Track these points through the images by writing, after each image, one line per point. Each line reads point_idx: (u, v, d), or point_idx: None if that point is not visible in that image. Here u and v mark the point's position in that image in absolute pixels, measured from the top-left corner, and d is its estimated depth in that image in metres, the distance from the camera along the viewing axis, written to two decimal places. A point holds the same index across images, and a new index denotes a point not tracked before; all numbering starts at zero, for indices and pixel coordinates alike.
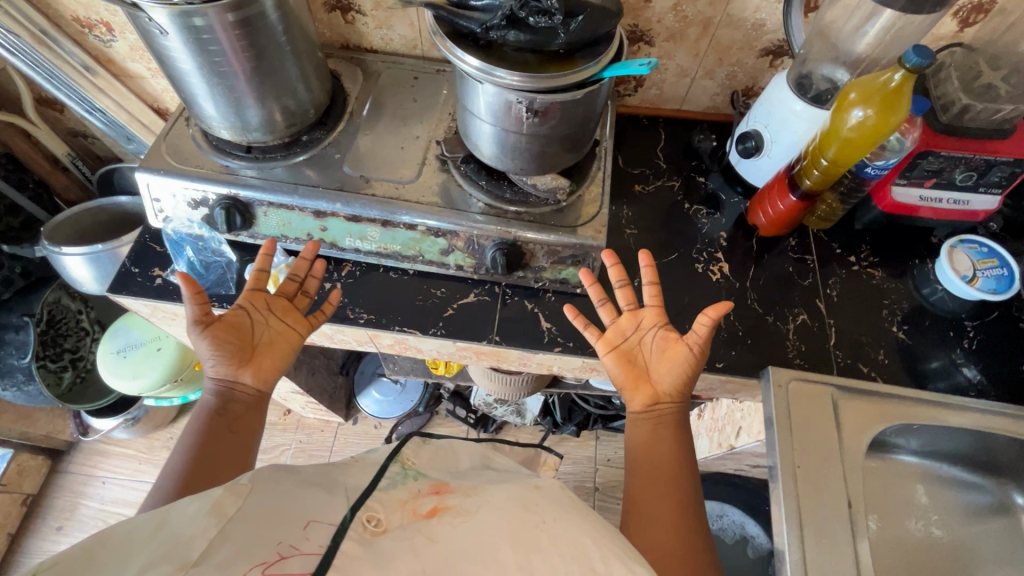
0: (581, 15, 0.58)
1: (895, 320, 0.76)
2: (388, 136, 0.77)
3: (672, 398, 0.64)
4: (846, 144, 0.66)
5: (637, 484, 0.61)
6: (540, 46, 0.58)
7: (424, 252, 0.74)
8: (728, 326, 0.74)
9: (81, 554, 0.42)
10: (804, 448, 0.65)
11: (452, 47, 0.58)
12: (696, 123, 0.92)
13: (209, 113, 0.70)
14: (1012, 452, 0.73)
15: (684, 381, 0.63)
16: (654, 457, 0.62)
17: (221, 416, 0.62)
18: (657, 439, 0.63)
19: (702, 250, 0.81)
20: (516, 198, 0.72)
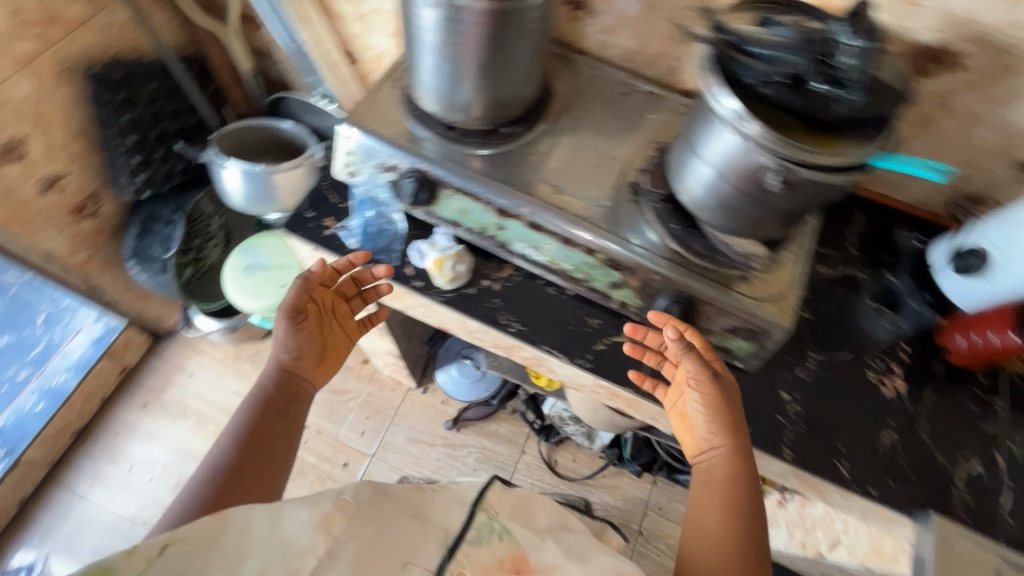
0: (869, 88, 0.52)
1: None
2: (585, 150, 0.74)
3: (714, 450, 0.64)
4: None
5: (689, 531, 0.64)
6: (810, 111, 0.52)
7: (592, 279, 0.70)
8: (890, 451, 0.67)
9: (205, 531, 0.46)
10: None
11: (717, 89, 0.54)
12: (902, 216, 0.83)
13: (427, 85, 0.70)
14: None
15: (715, 431, 0.64)
16: (714, 523, 0.62)
17: (270, 406, 0.67)
18: (711, 505, 0.63)
19: (877, 357, 0.73)
20: (705, 252, 0.67)
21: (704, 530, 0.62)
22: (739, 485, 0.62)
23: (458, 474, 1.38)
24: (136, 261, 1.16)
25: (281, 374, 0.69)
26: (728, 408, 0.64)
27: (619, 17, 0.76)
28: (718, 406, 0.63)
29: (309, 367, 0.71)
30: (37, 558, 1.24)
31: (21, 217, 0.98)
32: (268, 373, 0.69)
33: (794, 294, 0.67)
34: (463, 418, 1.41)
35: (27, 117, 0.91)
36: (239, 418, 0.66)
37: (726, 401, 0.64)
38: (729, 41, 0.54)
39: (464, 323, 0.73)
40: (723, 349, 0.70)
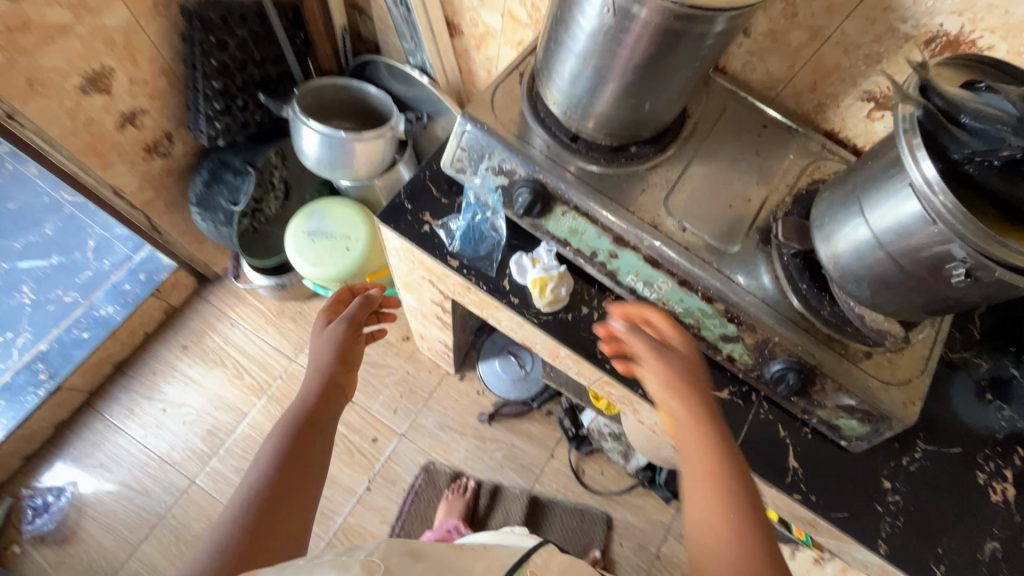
0: None
1: None
2: (716, 184, 0.68)
3: (680, 420, 0.56)
4: None
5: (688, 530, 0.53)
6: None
7: (704, 327, 0.66)
8: (991, 564, 0.62)
9: None
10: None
11: (919, 153, 0.47)
12: None
13: (562, 89, 0.63)
14: None
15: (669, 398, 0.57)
16: (700, 508, 0.52)
17: (307, 420, 0.63)
18: (689, 486, 0.53)
19: (989, 457, 0.68)
20: (832, 320, 0.62)
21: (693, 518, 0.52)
22: (716, 454, 0.53)
23: (485, 468, 1.37)
24: (199, 208, 1.13)
25: (319, 381, 0.68)
26: (687, 372, 0.57)
27: (778, 42, 0.68)
28: (675, 368, 0.57)
29: (346, 374, 0.71)
30: (67, 481, 1.26)
31: (97, 148, 0.95)
32: (304, 386, 0.67)
33: (921, 381, 0.62)
34: (499, 413, 1.39)
35: (117, 47, 0.87)
36: (273, 436, 0.62)
37: (677, 360, 0.58)
38: (939, 106, 0.47)
39: (553, 348, 0.71)
40: (831, 425, 0.65)
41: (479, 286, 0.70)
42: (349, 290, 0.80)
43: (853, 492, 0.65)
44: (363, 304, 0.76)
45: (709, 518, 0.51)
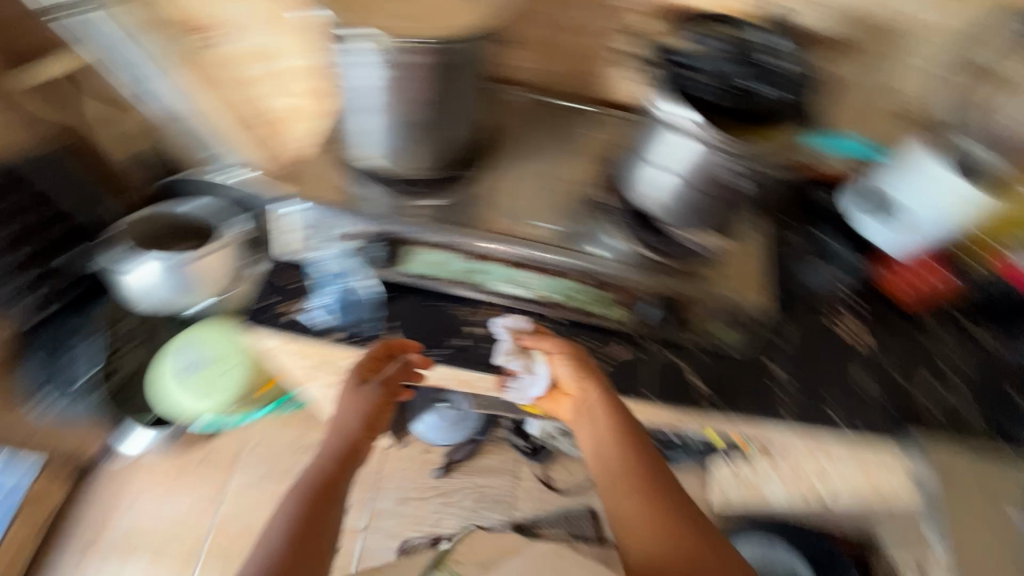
0: (780, 89, 0.61)
1: (1014, 387, 0.78)
2: (537, 176, 0.76)
3: (586, 401, 0.71)
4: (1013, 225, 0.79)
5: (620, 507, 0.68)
6: (743, 112, 0.60)
7: (578, 301, 0.73)
8: (864, 390, 0.75)
9: None
10: (967, 529, 0.73)
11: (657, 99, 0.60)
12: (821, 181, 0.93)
13: (371, 141, 0.68)
14: None
15: (576, 385, 0.71)
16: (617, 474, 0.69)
17: (324, 486, 0.68)
18: (610, 457, 0.69)
19: (826, 307, 0.82)
20: (670, 251, 0.71)
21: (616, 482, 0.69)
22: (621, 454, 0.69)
23: (460, 521, 1.33)
24: (51, 386, 1.07)
25: (341, 447, 0.72)
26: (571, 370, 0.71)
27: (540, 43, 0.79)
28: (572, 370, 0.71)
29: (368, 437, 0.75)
30: None
31: None
32: (328, 450, 0.72)
33: (760, 274, 0.74)
34: (451, 461, 1.37)
35: None
36: (294, 497, 0.67)
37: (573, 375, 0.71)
38: (670, 60, 0.62)
39: (517, 393, 0.75)
40: (711, 336, 0.74)
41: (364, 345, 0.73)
42: (387, 346, 0.72)
43: (746, 381, 0.74)
44: (400, 371, 0.73)
45: (623, 474, 0.68)
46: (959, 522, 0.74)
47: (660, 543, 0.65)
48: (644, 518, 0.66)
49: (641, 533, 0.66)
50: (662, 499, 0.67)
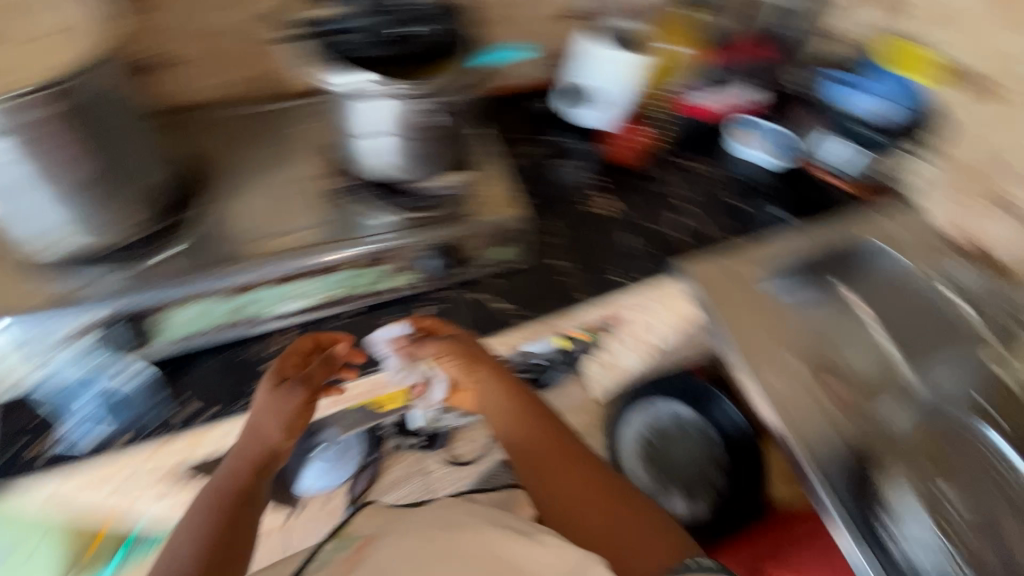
0: (430, 25, 0.65)
1: (725, 191, 0.98)
2: (265, 187, 0.76)
3: (482, 389, 0.75)
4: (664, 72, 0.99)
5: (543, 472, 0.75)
6: (406, 59, 0.63)
7: (361, 286, 0.74)
8: (627, 245, 0.89)
9: None
10: (751, 341, 0.79)
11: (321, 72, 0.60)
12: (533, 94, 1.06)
13: (49, 224, 0.61)
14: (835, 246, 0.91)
15: (467, 378, 0.74)
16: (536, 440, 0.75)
17: (234, 492, 0.64)
18: (523, 430, 0.75)
19: (577, 196, 0.93)
20: (420, 205, 0.75)
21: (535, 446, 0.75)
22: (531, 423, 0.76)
23: None
24: None
25: (259, 453, 0.65)
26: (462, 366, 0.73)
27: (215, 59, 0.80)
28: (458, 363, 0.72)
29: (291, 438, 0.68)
30: None
31: None
32: (242, 456, 0.65)
33: (509, 191, 0.81)
34: None
35: None
36: (204, 512, 0.63)
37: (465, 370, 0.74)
38: (317, 34, 0.63)
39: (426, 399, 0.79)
40: (494, 263, 0.80)
41: (165, 433, 0.65)
42: (315, 339, 0.70)
43: (539, 285, 0.82)
44: (323, 364, 0.68)
45: (543, 437, 0.75)
46: (743, 344, 0.79)
47: (587, 485, 0.73)
48: (568, 471, 0.74)
49: (570, 484, 0.73)
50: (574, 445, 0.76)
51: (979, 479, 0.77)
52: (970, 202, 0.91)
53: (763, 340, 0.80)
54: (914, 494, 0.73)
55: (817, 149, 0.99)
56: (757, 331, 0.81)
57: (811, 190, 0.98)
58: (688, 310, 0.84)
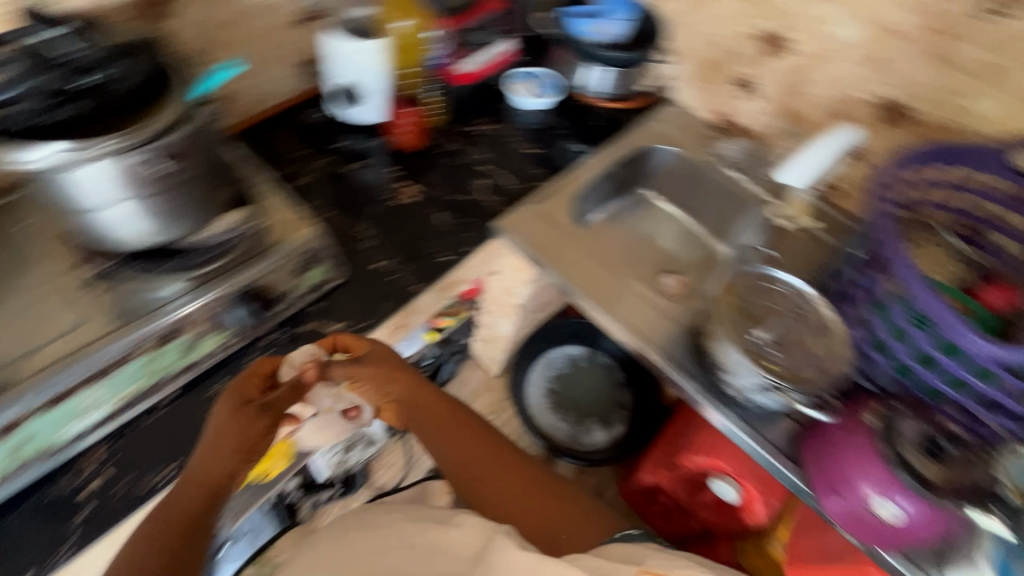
0: (116, 68, 0.58)
1: (522, 145, 1.05)
2: (19, 300, 0.68)
3: (400, 405, 0.81)
4: (409, 49, 0.97)
5: (472, 469, 0.83)
6: (98, 111, 0.56)
7: (168, 366, 0.69)
8: (448, 222, 0.90)
9: None
10: (592, 287, 0.87)
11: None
12: (309, 102, 1.01)
13: None
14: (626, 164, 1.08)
15: (382, 398, 0.79)
16: (462, 446, 0.83)
17: (182, 521, 0.62)
18: (448, 438, 0.83)
19: (384, 191, 0.92)
20: (203, 258, 0.70)
21: (460, 452, 0.83)
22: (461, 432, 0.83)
23: None
24: None
25: (207, 480, 0.63)
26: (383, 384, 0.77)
27: None
28: (372, 383, 0.75)
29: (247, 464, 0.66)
30: None
31: None
32: (189, 484, 0.63)
33: (295, 215, 0.77)
34: None
35: None
36: (142, 546, 0.61)
37: (385, 386, 0.78)
38: None
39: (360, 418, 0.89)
40: (315, 287, 0.78)
41: None
42: (274, 360, 0.70)
43: (373, 292, 0.80)
44: (289, 389, 0.68)
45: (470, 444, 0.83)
46: (593, 293, 0.87)
47: (508, 480, 0.82)
48: (495, 463, 0.83)
49: (496, 481, 0.82)
50: (499, 448, 0.84)
51: (801, 318, 0.77)
52: (707, 87, 1.07)
53: (603, 280, 0.89)
54: (741, 350, 0.72)
55: (586, 82, 1.09)
56: (594, 273, 0.89)
57: (588, 120, 1.10)
58: (527, 266, 0.90)
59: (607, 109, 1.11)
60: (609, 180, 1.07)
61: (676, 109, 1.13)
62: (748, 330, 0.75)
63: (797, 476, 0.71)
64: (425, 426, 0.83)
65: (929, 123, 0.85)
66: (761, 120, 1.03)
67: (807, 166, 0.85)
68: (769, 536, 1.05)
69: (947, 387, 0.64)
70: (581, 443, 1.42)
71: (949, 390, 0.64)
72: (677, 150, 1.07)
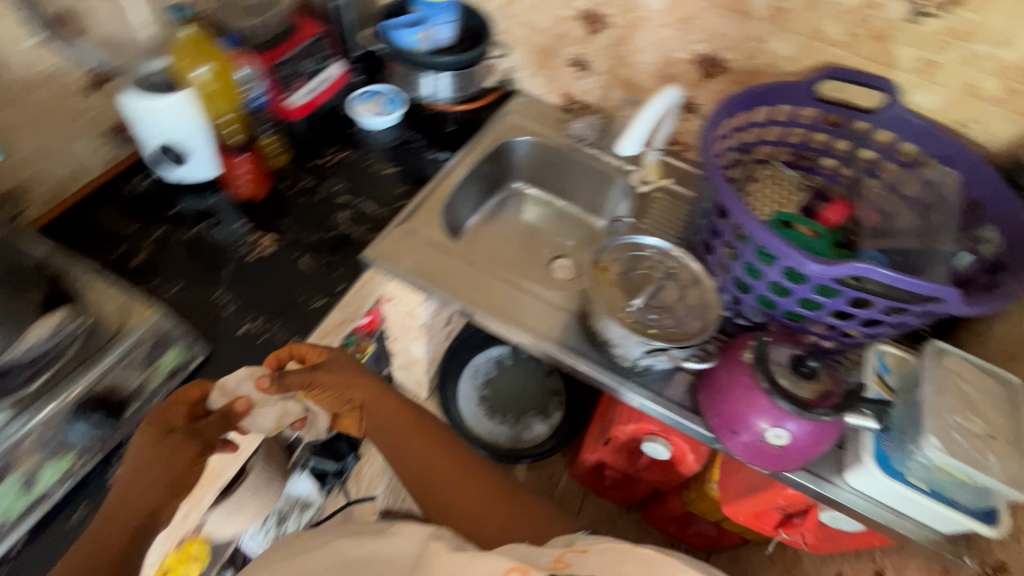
0: None
1: (381, 165, 1.01)
2: None
3: (361, 412, 0.79)
4: (219, 91, 0.86)
5: (435, 482, 0.77)
6: None
7: (5, 512, 0.59)
8: (316, 263, 0.85)
9: None
10: (484, 297, 0.85)
11: None
12: (131, 169, 0.91)
13: None
14: (490, 163, 1.10)
15: (342, 403, 0.77)
16: (427, 454, 0.78)
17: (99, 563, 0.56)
18: (412, 447, 0.78)
19: (238, 246, 0.85)
20: (26, 374, 0.61)
21: (425, 462, 0.77)
22: (427, 442, 0.79)
23: None
24: None
25: (132, 514, 0.59)
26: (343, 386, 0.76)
27: None
28: (332, 386, 0.75)
29: (174, 499, 0.61)
30: None
31: None
32: (114, 519, 0.59)
33: (131, 299, 0.70)
34: None
35: None
36: None
37: (342, 389, 0.76)
38: None
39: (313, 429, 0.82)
40: (173, 371, 0.71)
41: None
42: (201, 385, 0.67)
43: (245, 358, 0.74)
44: (219, 416, 0.65)
45: (436, 454, 0.78)
46: (488, 304, 0.85)
47: (473, 491, 0.76)
48: (457, 476, 0.77)
49: (461, 491, 0.76)
50: (464, 456, 0.80)
51: (687, 285, 0.78)
52: (547, 72, 1.10)
53: (494, 286, 0.87)
54: (624, 325, 0.72)
55: (438, 91, 1.06)
56: (484, 280, 0.87)
57: (443, 127, 1.09)
58: (411, 290, 0.88)
59: (455, 112, 1.10)
60: (478, 181, 1.09)
61: (526, 100, 1.15)
62: (627, 300, 0.75)
63: (700, 426, 0.74)
64: (387, 436, 0.78)
65: (741, 70, 0.92)
66: (603, 95, 1.07)
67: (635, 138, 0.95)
68: (707, 481, 1.08)
69: (803, 310, 0.70)
70: (523, 441, 1.47)
71: (804, 312, 0.71)
72: (530, 138, 1.10)
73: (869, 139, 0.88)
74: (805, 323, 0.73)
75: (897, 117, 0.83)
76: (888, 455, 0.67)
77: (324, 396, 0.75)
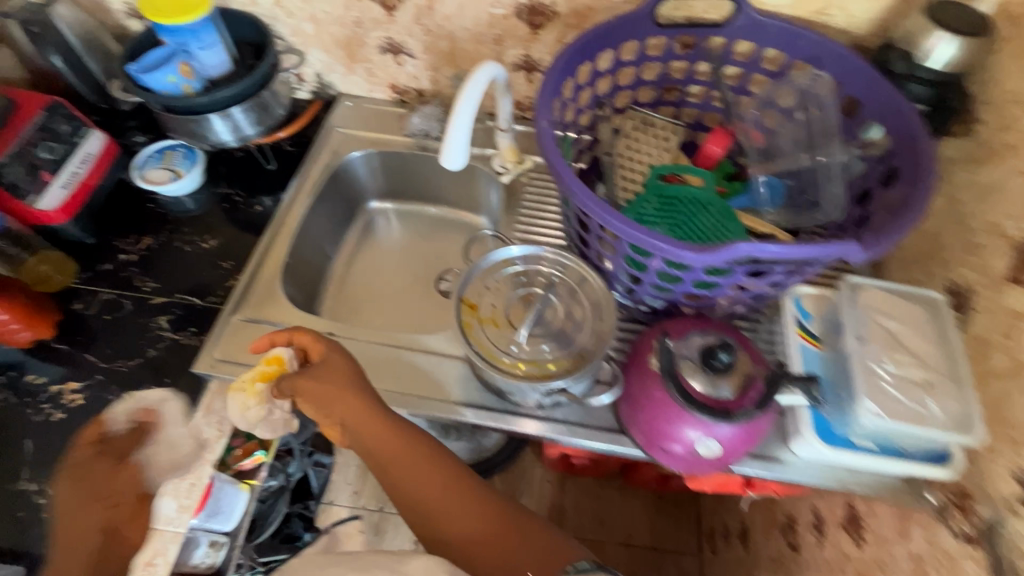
0: None
1: (197, 241, 0.83)
2: None
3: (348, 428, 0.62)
4: None
5: (421, 508, 0.59)
6: None
7: None
8: (142, 396, 0.69)
9: None
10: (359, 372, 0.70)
11: None
12: None
13: None
14: (335, 188, 0.94)
15: (324, 418, 0.62)
16: (420, 476, 0.59)
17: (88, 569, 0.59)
18: (403, 468, 0.60)
19: (41, 404, 0.69)
20: None
21: (414, 487, 0.59)
22: (430, 463, 0.60)
23: None
24: None
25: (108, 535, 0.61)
26: (326, 387, 0.61)
27: None
28: (314, 391, 0.61)
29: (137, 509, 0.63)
30: None
31: None
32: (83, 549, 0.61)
33: None
34: None
35: None
36: None
37: (319, 396, 0.61)
38: None
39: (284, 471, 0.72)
40: None
41: None
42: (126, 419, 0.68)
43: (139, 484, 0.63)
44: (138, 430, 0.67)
45: (437, 474, 0.60)
46: (405, 388, 0.70)
47: (473, 515, 0.58)
48: (455, 497, 0.59)
49: (460, 514, 0.58)
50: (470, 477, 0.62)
51: (572, 290, 0.67)
52: (361, 66, 0.91)
53: (367, 349, 0.72)
54: (511, 374, 0.61)
55: (244, 129, 0.86)
56: (367, 354, 0.72)
57: (265, 167, 0.91)
58: None
59: (275, 141, 0.93)
60: (325, 214, 0.93)
61: (353, 104, 0.97)
62: (512, 338, 0.63)
63: (630, 445, 0.65)
64: (377, 457, 0.61)
65: (570, 12, 0.77)
66: (432, 77, 0.91)
67: (461, 133, 0.67)
68: None
69: (701, 290, 0.61)
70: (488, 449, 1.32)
71: (701, 292, 0.61)
72: (365, 152, 0.93)
73: (728, 55, 0.76)
74: (710, 298, 0.63)
75: (751, 24, 0.71)
76: (827, 420, 0.60)
77: (308, 407, 0.63)
